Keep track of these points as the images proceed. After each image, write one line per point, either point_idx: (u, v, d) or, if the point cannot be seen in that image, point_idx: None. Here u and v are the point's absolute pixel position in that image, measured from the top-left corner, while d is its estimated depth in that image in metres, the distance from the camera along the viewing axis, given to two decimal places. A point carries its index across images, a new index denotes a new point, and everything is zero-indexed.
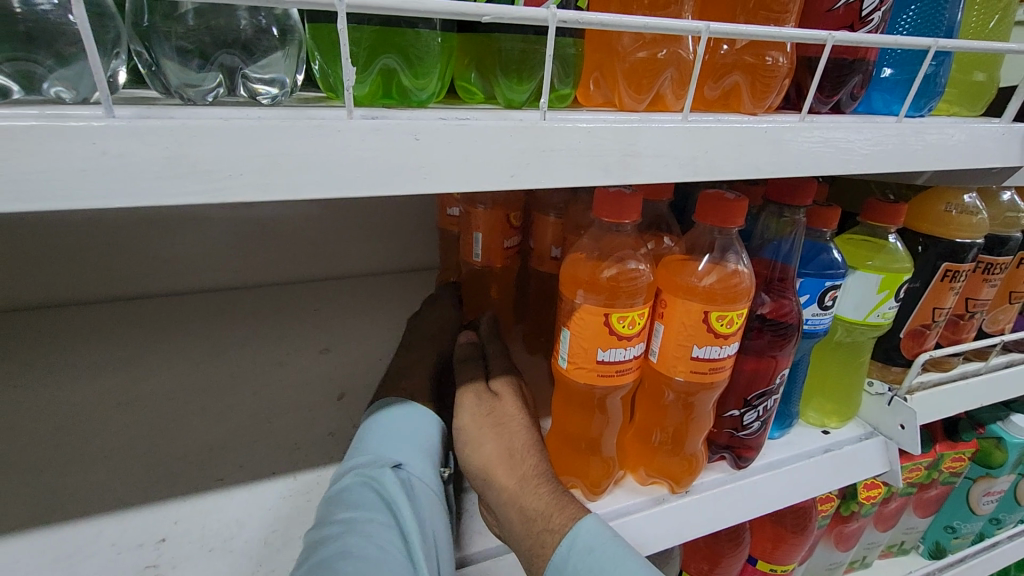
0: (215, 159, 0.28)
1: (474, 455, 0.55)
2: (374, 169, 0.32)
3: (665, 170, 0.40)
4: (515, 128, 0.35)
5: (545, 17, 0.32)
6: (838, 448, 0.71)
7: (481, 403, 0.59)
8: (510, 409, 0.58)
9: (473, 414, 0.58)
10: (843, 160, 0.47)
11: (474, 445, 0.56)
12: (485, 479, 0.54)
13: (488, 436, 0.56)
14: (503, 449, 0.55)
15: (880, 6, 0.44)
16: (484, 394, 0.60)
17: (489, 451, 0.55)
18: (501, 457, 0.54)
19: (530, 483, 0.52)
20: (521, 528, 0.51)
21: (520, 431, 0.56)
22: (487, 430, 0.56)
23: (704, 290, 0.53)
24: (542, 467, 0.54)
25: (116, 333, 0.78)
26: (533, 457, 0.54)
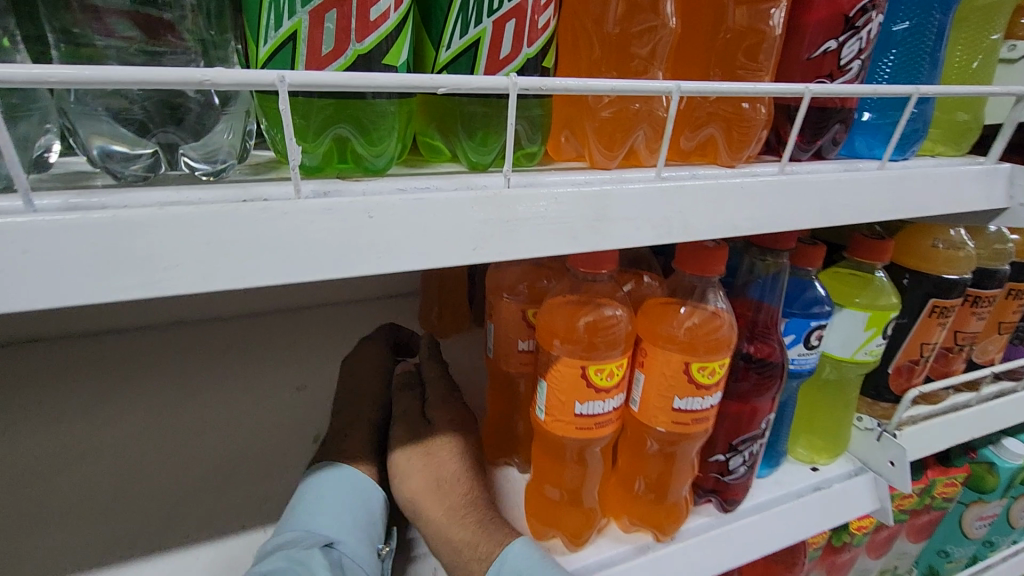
0: (147, 249, 0.26)
1: (403, 484, 0.60)
2: (326, 249, 0.30)
3: (636, 233, 0.38)
4: (474, 197, 0.33)
5: (504, 86, 0.31)
6: (828, 486, 0.70)
7: (411, 435, 0.64)
8: (439, 438, 0.62)
9: (403, 445, 0.63)
10: (827, 212, 0.45)
11: (402, 476, 0.60)
12: (414, 509, 0.58)
13: (414, 469, 0.60)
14: (432, 480, 0.58)
15: (859, 54, 0.43)
16: (417, 424, 0.65)
17: (415, 482, 0.59)
18: (427, 487, 0.58)
19: (457, 511, 0.55)
20: (450, 555, 0.53)
21: (446, 459, 0.59)
22: (414, 459, 0.61)
23: (685, 338, 0.51)
24: (472, 495, 0.57)
25: (84, 373, 0.75)
26: (460, 486, 0.57)
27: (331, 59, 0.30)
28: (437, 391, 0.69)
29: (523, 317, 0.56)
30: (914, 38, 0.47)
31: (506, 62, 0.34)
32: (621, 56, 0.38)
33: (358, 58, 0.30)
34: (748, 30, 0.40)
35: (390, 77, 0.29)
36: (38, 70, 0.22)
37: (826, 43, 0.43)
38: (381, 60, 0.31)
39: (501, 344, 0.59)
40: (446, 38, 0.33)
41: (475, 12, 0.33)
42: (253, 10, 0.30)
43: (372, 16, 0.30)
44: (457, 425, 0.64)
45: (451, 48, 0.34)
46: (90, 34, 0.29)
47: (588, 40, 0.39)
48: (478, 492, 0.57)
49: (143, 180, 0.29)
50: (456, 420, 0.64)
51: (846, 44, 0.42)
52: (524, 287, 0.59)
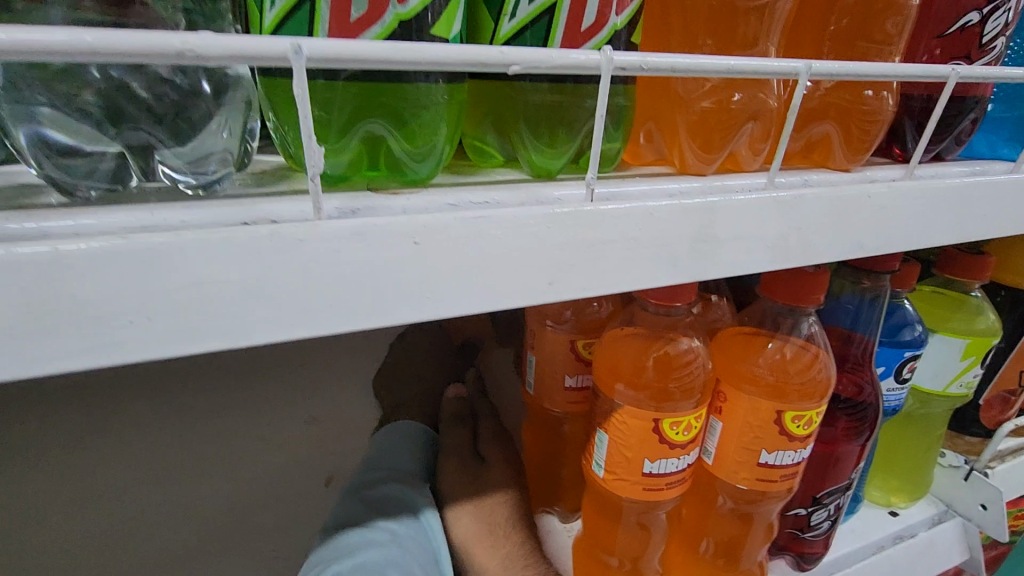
0: (101, 296, 0.18)
1: (454, 526, 0.50)
2: (354, 290, 0.22)
3: (748, 256, 0.30)
4: (551, 215, 0.25)
5: (597, 63, 0.23)
6: (911, 535, 0.61)
7: (462, 468, 0.54)
8: (497, 476, 0.53)
9: (455, 481, 0.53)
10: (961, 226, 0.37)
11: (455, 515, 0.50)
12: (464, 558, 0.49)
13: (468, 508, 0.50)
14: (484, 524, 0.49)
15: (1004, 31, 0.35)
16: (468, 457, 0.56)
17: (469, 523, 0.49)
18: (484, 530, 0.49)
19: (518, 564, 0.46)
20: None
21: (503, 500, 0.51)
22: (468, 494, 0.51)
23: (770, 380, 0.43)
24: (531, 547, 0.48)
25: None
26: (520, 535, 0.49)
27: (362, 28, 0.21)
28: (489, 425, 0.59)
29: (572, 350, 0.48)
30: None
31: (589, 36, 0.26)
32: (726, 26, 0.30)
33: (398, 25, 0.22)
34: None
35: (446, 49, 0.21)
36: None
37: (966, 15, 0.34)
38: (429, 29, 0.23)
39: (546, 379, 0.50)
40: (509, 5, 0.25)
41: None
42: None
43: None
44: (511, 457, 0.56)
45: (516, 17, 0.25)
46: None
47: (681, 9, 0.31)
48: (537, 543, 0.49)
49: (108, 202, 0.21)
50: (511, 458, 0.55)
51: (992, 18, 0.34)
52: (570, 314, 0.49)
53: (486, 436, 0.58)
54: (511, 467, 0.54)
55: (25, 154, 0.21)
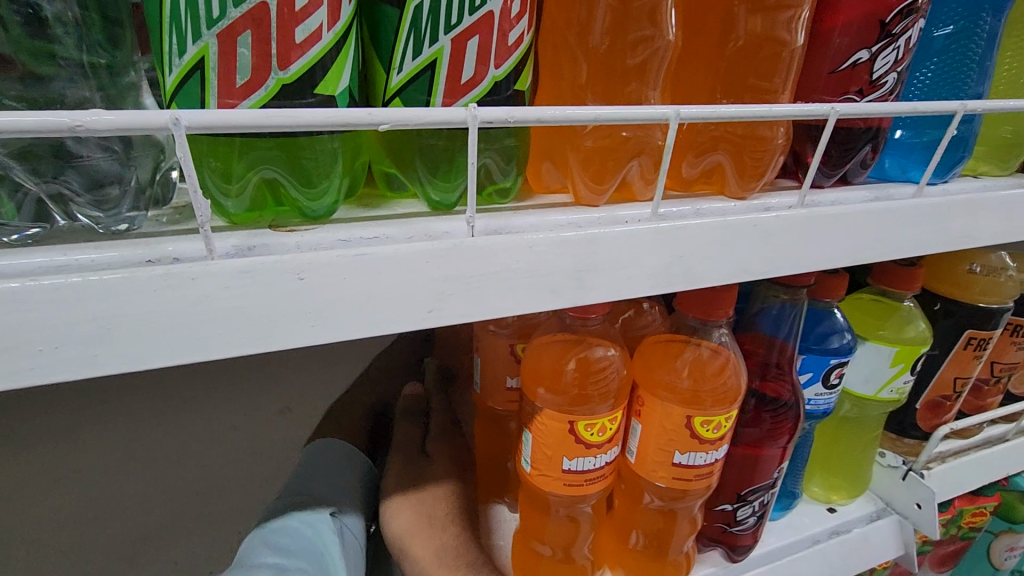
0: (15, 331, 0.22)
1: (391, 519, 0.53)
2: (244, 320, 0.25)
3: (630, 282, 0.33)
4: (432, 250, 0.28)
5: (462, 118, 0.26)
6: (847, 531, 0.64)
7: (407, 464, 0.57)
8: (439, 471, 0.57)
9: (398, 477, 0.56)
10: (854, 248, 0.39)
11: (393, 510, 0.53)
12: (400, 547, 0.52)
13: (409, 499, 0.54)
14: (422, 517, 0.52)
15: (895, 67, 0.37)
16: (414, 455, 0.59)
17: (407, 513, 0.53)
18: (422, 521, 0.52)
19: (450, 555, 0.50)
20: None
21: (444, 494, 0.55)
22: (410, 488, 0.55)
23: (686, 387, 0.46)
24: (463, 539, 0.52)
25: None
26: (455, 526, 0.53)
27: (248, 91, 0.25)
28: (442, 422, 0.63)
29: (511, 354, 0.51)
30: (957, 47, 0.40)
31: (467, 88, 0.28)
32: (614, 70, 0.32)
33: (281, 88, 0.25)
34: (765, 41, 0.34)
35: (316, 113, 0.24)
36: None
37: (857, 53, 0.36)
38: (313, 88, 0.26)
39: (488, 379, 0.53)
40: (397, 59, 0.28)
41: (429, 28, 0.27)
42: (154, 30, 0.25)
43: (298, 37, 0.24)
44: (454, 456, 0.60)
45: (403, 70, 0.28)
46: None
47: (571, 55, 0.33)
48: (470, 534, 0.53)
49: (28, 241, 0.25)
50: (455, 458, 0.59)
51: (881, 55, 0.36)
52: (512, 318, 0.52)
53: (438, 432, 0.62)
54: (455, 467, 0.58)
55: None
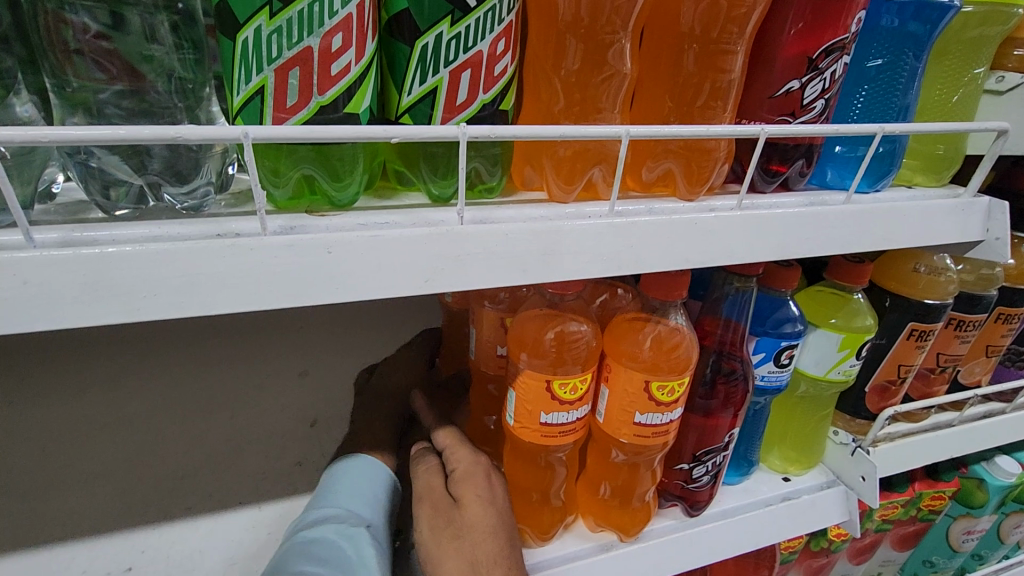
0: (130, 280, 0.31)
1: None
2: (287, 280, 0.34)
3: (589, 265, 0.41)
4: (429, 234, 0.36)
5: (454, 135, 0.34)
6: (797, 496, 0.71)
7: (436, 513, 0.52)
8: (473, 517, 0.51)
9: (432, 527, 0.52)
10: (785, 245, 0.47)
11: (435, 563, 0.50)
12: None
13: (449, 551, 0.50)
14: (465, 564, 0.49)
15: (822, 94, 0.44)
16: (441, 501, 0.53)
17: (450, 568, 0.49)
18: (466, 572, 0.49)
19: None
20: None
21: (485, 540, 0.50)
22: (447, 545, 0.50)
23: (647, 358, 0.55)
24: None
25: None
26: (501, 568, 0.49)
27: (295, 109, 0.33)
28: (464, 456, 0.55)
29: (501, 326, 0.60)
30: (886, 76, 0.48)
31: (460, 109, 0.36)
32: (583, 94, 0.40)
33: (319, 108, 0.33)
34: (710, 72, 0.41)
35: (344, 129, 0.32)
36: (34, 132, 0.27)
37: (790, 82, 0.44)
38: (344, 107, 0.34)
39: (481, 347, 0.62)
40: (408, 84, 0.36)
41: (433, 62, 0.35)
42: (224, 62, 0.33)
43: (334, 71, 0.33)
44: (483, 484, 0.53)
45: (413, 93, 0.36)
46: (83, 85, 0.32)
47: (548, 80, 0.41)
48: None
49: (131, 216, 0.34)
50: (485, 491, 0.52)
51: (810, 84, 0.43)
52: (504, 296, 0.60)
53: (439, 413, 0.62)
54: (487, 502, 0.52)
55: (85, 187, 0.34)
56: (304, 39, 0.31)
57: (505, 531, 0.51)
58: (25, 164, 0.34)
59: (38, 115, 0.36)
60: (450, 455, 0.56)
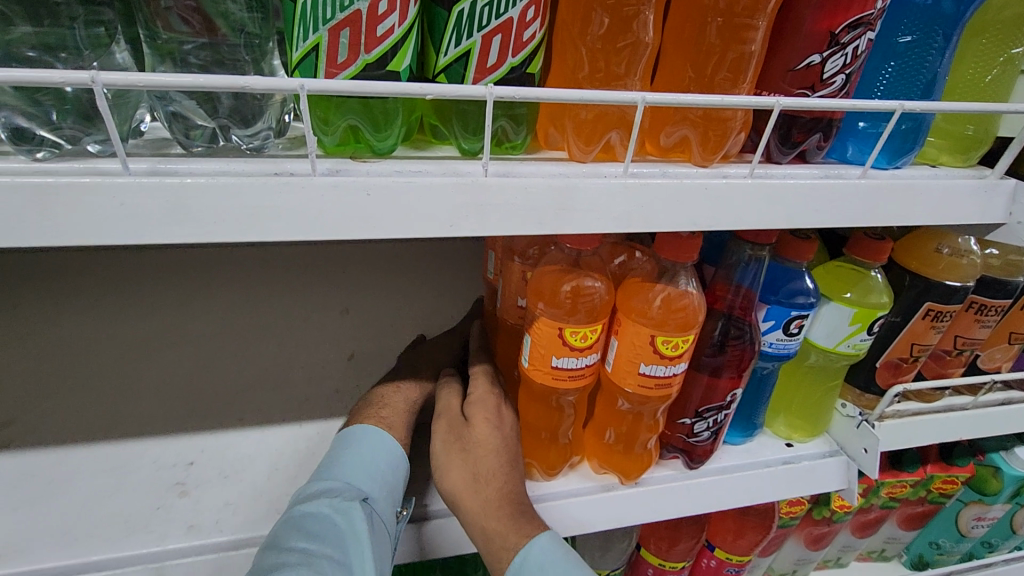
0: (202, 206, 0.37)
1: (443, 479, 0.58)
2: (331, 216, 0.39)
3: (600, 221, 0.44)
4: (457, 183, 0.41)
5: (482, 94, 0.37)
6: (797, 461, 0.75)
7: (450, 428, 0.60)
8: (480, 436, 0.59)
9: (444, 440, 0.60)
10: (795, 216, 0.49)
11: (443, 469, 0.58)
12: (454, 502, 0.58)
13: (455, 461, 0.58)
14: (468, 474, 0.57)
15: (843, 69, 0.45)
16: (456, 419, 0.61)
17: (455, 475, 0.57)
18: (466, 479, 0.57)
19: (494, 507, 0.56)
20: (483, 544, 0.56)
21: (488, 456, 0.58)
22: (455, 455, 0.59)
23: (656, 314, 0.58)
24: (508, 491, 0.57)
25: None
26: (499, 481, 0.57)
27: (344, 66, 0.37)
28: (482, 387, 0.64)
29: (524, 278, 0.65)
30: (914, 52, 0.48)
31: (490, 71, 0.40)
32: (607, 62, 0.43)
33: (365, 66, 0.38)
34: (730, 44, 0.44)
35: (386, 85, 0.36)
36: (132, 77, 0.32)
37: (811, 56, 0.45)
38: (386, 66, 0.38)
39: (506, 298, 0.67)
40: (444, 46, 0.40)
41: (466, 27, 0.39)
42: (286, 22, 0.38)
43: (378, 32, 0.37)
44: (493, 410, 0.61)
45: (448, 54, 0.40)
46: (170, 38, 0.38)
47: (575, 46, 0.43)
48: (513, 487, 0.57)
49: (204, 152, 0.40)
50: (494, 417, 0.60)
51: (831, 59, 0.45)
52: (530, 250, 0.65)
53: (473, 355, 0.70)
54: (494, 426, 0.59)
55: (169, 127, 0.40)
56: (354, 3, 0.36)
57: (506, 452, 0.59)
58: (121, 105, 0.40)
59: (131, 63, 0.43)
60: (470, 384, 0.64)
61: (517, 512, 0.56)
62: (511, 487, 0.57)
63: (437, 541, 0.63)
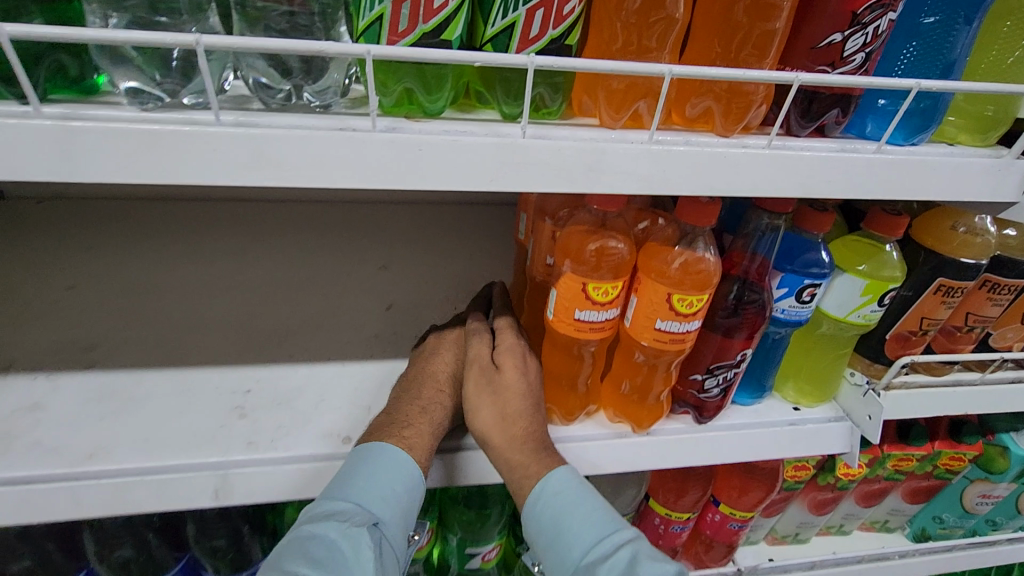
0: (280, 154, 0.43)
1: (473, 417, 0.65)
2: (387, 168, 0.45)
3: (624, 183, 0.49)
4: (497, 143, 0.46)
5: (524, 63, 0.42)
6: (802, 423, 0.79)
7: (481, 373, 0.67)
8: (509, 381, 0.65)
9: (475, 383, 0.66)
10: (809, 186, 0.53)
11: (475, 408, 0.65)
12: (483, 438, 0.65)
13: (485, 402, 0.65)
14: (497, 413, 0.64)
15: (863, 48, 0.48)
16: (486, 365, 0.67)
17: (485, 413, 0.64)
18: (495, 418, 0.64)
19: (520, 443, 0.62)
20: (509, 474, 0.63)
21: (515, 399, 0.64)
22: (484, 397, 0.65)
23: (674, 274, 0.63)
24: (532, 430, 0.63)
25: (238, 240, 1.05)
26: (524, 421, 0.63)
27: (404, 34, 0.43)
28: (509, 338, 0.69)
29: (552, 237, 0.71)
30: (936, 33, 0.50)
31: (532, 41, 0.45)
32: (638, 36, 0.47)
33: (423, 35, 0.43)
34: (755, 21, 0.47)
35: (440, 52, 0.41)
36: (228, 41, 0.38)
37: (833, 35, 0.48)
38: (440, 37, 0.43)
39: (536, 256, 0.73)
40: (492, 18, 0.44)
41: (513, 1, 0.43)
42: None
43: (435, 4, 0.42)
44: (520, 359, 0.67)
45: (496, 26, 0.44)
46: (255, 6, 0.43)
47: (610, 21, 0.47)
48: (537, 428, 0.64)
49: (281, 109, 0.45)
50: (521, 364, 0.66)
51: (852, 38, 0.48)
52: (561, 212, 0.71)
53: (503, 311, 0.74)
54: (521, 372, 0.66)
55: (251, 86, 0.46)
56: None
57: (531, 396, 0.65)
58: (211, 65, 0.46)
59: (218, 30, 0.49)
60: (500, 335, 0.70)
61: (540, 451, 0.63)
62: (535, 428, 0.64)
63: (464, 471, 0.70)
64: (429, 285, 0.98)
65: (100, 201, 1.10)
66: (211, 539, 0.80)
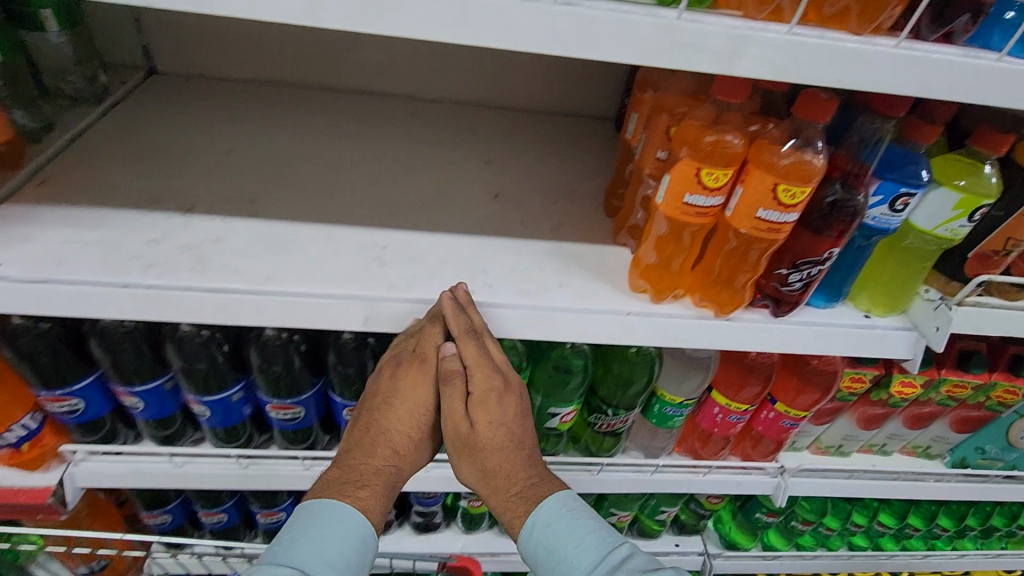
0: (480, 17, 0.52)
1: (462, 470, 0.84)
2: (562, 37, 0.53)
3: (759, 69, 0.56)
4: (657, 23, 0.53)
5: None
6: (872, 327, 0.86)
7: (458, 437, 0.81)
8: (484, 442, 0.80)
9: (458, 458, 0.83)
10: (928, 87, 0.58)
11: (461, 464, 0.84)
12: (470, 481, 0.85)
13: (468, 465, 0.83)
14: (479, 473, 0.82)
15: None
16: (462, 425, 0.80)
17: (470, 475, 0.83)
18: (479, 478, 0.83)
19: (501, 492, 0.82)
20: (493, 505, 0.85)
21: (493, 457, 0.81)
22: (467, 463, 0.82)
23: (781, 169, 0.70)
24: (510, 474, 0.82)
25: (359, 128, 1.17)
26: (502, 473, 0.81)
27: None
28: (479, 383, 0.79)
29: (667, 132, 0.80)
30: None
31: None
32: None
33: None
34: None
35: None
36: None
37: None
38: None
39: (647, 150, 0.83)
40: None
41: None
42: None
43: None
44: (492, 421, 0.80)
45: None
46: None
47: None
48: (517, 474, 0.82)
49: None
50: (494, 419, 0.80)
51: None
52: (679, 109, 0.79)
53: (467, 345, 0.78)
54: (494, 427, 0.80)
55: None
56: None
57: (506, 450, 0.81)
58: None
59: None
60: (470, 389, 0.79)
61: (524, 491, 0.82)
62: (518, 479, 0.82)
63: (564, 331, 0.81)
64: (530, 180, 1.08)
65: (245, 84, 1.26)
66: (346, 367, 0.97)
